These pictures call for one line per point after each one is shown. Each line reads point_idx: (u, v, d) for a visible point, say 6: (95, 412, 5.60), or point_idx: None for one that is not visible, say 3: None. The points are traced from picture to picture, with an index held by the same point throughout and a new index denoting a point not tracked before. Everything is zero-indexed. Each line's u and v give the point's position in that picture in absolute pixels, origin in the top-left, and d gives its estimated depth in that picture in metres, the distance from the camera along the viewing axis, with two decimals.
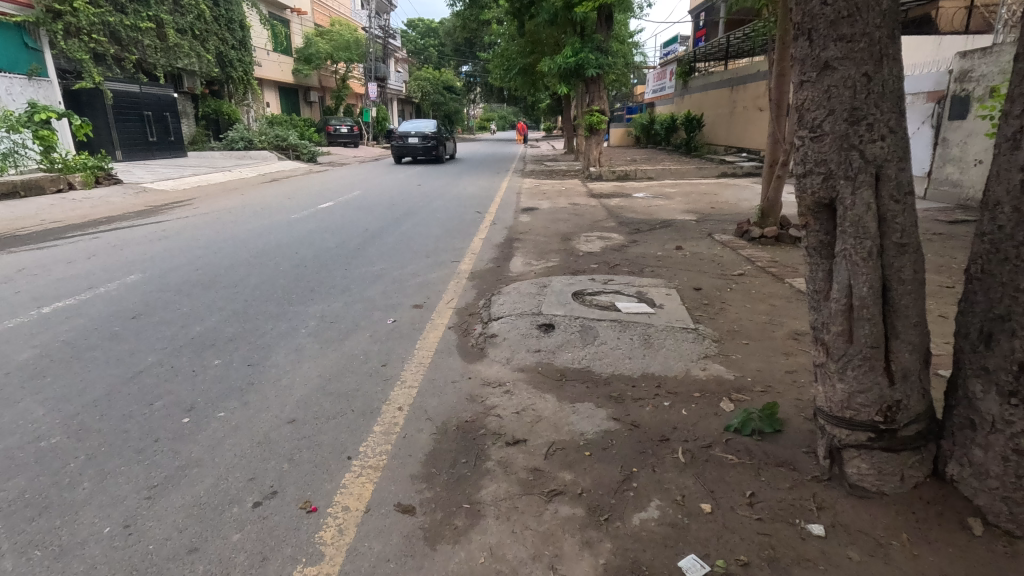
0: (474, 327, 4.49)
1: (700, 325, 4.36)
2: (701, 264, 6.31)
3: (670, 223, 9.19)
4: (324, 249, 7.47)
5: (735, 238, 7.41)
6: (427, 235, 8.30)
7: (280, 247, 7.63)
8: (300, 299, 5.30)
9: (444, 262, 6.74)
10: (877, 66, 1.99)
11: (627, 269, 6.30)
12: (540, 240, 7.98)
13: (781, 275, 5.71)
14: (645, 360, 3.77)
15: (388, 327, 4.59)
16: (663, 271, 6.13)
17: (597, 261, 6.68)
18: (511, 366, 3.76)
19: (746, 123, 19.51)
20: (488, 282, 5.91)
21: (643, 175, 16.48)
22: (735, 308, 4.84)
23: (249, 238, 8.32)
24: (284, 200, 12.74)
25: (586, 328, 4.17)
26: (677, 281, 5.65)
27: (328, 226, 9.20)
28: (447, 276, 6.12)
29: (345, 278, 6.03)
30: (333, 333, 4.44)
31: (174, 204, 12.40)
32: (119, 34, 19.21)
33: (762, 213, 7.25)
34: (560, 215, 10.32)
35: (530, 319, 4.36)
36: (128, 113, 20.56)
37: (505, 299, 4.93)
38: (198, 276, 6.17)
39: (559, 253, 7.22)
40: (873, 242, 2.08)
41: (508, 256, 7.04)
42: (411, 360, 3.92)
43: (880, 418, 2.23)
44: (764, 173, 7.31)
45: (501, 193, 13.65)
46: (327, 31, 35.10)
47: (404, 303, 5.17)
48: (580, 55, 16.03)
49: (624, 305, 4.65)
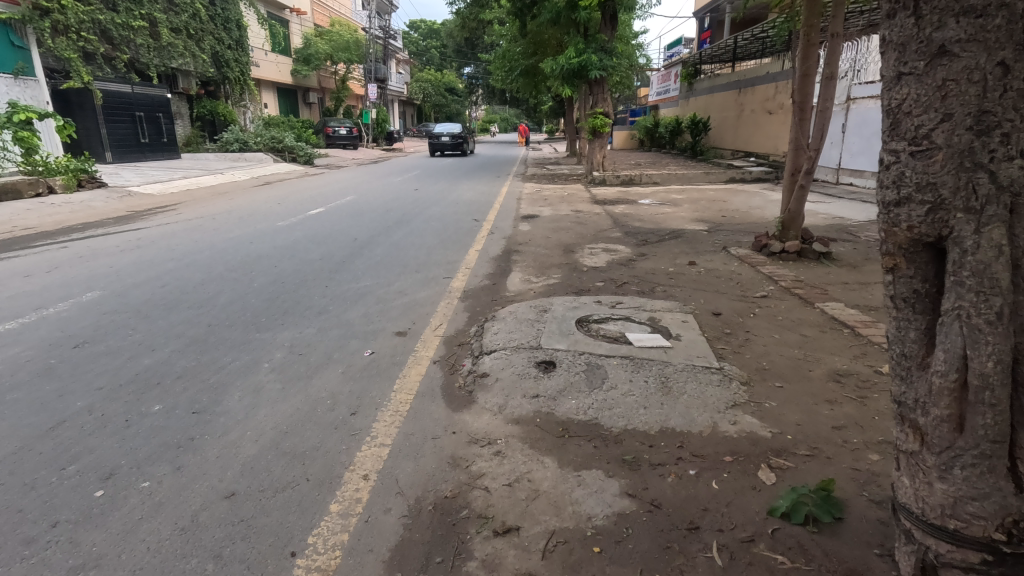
0: (463, 362, 3.89)
1: (725, 363, 3.75)
2: (718, 282, 5.73)
3: (680, 234, 8.61)
4: (306, 262, 6.88)
5: (753, 252, 6.80)
6: (420, 246, 7.71)
7: (258, 259, 7.04)
8: (270, 323, 4.71)
9: (435, 279, 6.15)
10: (1018, 52, 1.42)
11: (637, 288, 5.71)
12: (540, 253, 7.41)
13: (809, 297, 5.10)
14: (663, 410, 3.17)
15: (365, 360, 4.00)
16: (677, 290, 5.53)
17: (602, 279, 6.09)
18: (504, 417, 3.16)
19: (754, 126, 18.95)
20: (481, 303, 5.32)
21: (648, 180, 15.93)
22: (762, 338, 4.25)
23: (228, 248, 7.74)
24: (273, 205, 12.17)
25: (592, 366, 3.58)
26: (694, 304, 5.06)
27: (317, 235, 8.62)
28: (437, 295, 5.53)
29: (325, 297, 5.42)
30: (300, 368, 3.85)
31: (159, 209, 11.85)
32: (110, 32, 18.74)
33: (782, 226, 6.62)
34: (562, 223, 9.72)
35: (527, 354, 3.76)
36: (118, 113, 19.90)
37: (501, 326, 4.35)
38: (162, 293, 5.58)
39: (560, 268, 6.62)
40: (1003, 299, 1.49)
41: (505, 272, 6.44)
42: (386, 407, 3.32)
43: (1001, 537, 1.62)
44: (784, 183, 6.68)
45: (501, 199, 13.07)
46: (326, 31, 34.59)
47: (387, 329, 4.59)
48: (583, 56, 15.43)
49: (636, 337, 4.05)
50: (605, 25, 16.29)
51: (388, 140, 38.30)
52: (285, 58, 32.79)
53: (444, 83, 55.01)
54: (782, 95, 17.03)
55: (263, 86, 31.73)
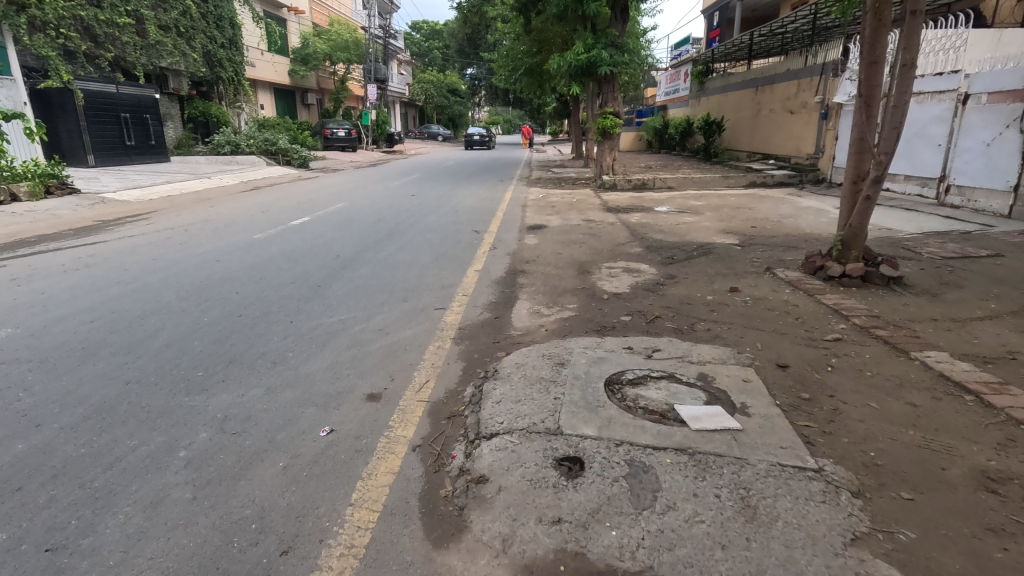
0: (451, 452, 2.81)
1: (821, 456, 2.66)
2: (773, 317, 4.66)
3: (709, 248, 7.53)
4: (274, 287, 5.82)
5: (805, 274, 5.70)
6: (411, 265, 6.67)
7: (218, 283, 5.99)
8: (208, 381, 3.63)
9: (425, 310, 5.07)
10: None
11: (673, 324, 4.63)
12: (551, 273, 6.38)
13: (896, 341, 4.01)
14: (752, 555, 2.07)
15: (318, 446, 2.91)
16: (724, 329, 4.46)
17: (627, 310, 5.02)
18: (510, 565, 2.08)
19: (772, 126, 17.83)
20: (481, 347, 4.23)
21: (662, 185, 14.91)
22: (856, 408, 3.16)
23: (188, 267, 6.69)
24: (256, 213, 11.13)
25: (637, 469, 2.49)
26: (752, 351, 3.99)
27: (296, 250, 7.58)
28: (427, 335, 4.48)
29: (287, 339, 4.37)
30: (227, 460, 2.77)
31: (129, 218, 10.83)
32: (92, 29, 17.80)
33: (843, 245, 5.50)
34: (573, 235, 8.64)
35: (542, 445, 2.68)
36: (102, 114, 18.76)
37: (506, 389, 3.29)
38: (86, 332, 4.53)
39: (575, 295, 5.55)
40: None
41: (510, 300, 5.37)
42: (335, 539, 2.24)
43: None
44: (842, 193, 5.60)
45: (504, 206, 11.99)
46: (325, 31, 33.70)
47: (357, 390, 3.53)
48: (592, 52, 14.33)
49: (691, 411, 2.95)
50: (614, 19, 15.20)
51: (388, 141, 37.15)
52: (282, 57, 31.79)
53: (445, 83, 53.88)
54: (806, 92, 15.82)
55: (259, 87, 30.72)
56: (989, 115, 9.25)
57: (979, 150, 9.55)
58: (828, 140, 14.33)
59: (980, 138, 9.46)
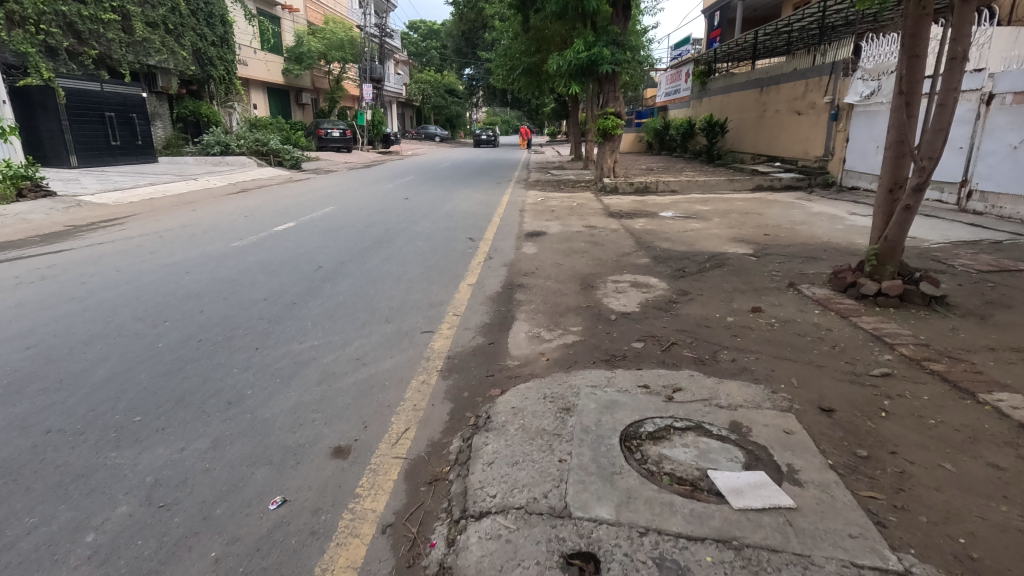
0: (431, 537, 2.23)
1: (902, 549, 2.08)
2: (807, 344, 4.10)
3: (721, 259, 6.98)
4: (243, 305, 5.22)
5: (834, 291, 5.13)
6: (397, 278, 6.10)
7: (182, 300, 5.39)
8: (144, 430, 3.03)
9: (410, 334, 4.49)
10: None
11: (692, 353, 4.06)
12: (552, 287, 5.82)
13: (957, 378, 3.44)
14: None
15: (264, 525, 2.32)
16: (751, 360, 3.88)
17: (638, 334, 4.44)
18: None
19: (778, 128, 17.27)
20: (471, 382, 3.65)
21: (665, 188, 14.39)
22: (928, 472, 2.59)
23: (152, 280, 6.10)
24: (238, 218, 10.52)
25: (669, 572, 1.92)
26: (789, 389, 3.42)
27: (275, 261, 6.99)
28: (410, 366, 3.90)
29: (249, 373, 3.77)
30: (145, 548, 2.18)
31: (102, 222, 10.22)
32: (75, 25, 17.26)
33: (877, 260, 4.94)
34: (574, 244, 8.06)
35: (545, 534, 2.10)
36: (86, 113, 18.02)
37: (501, 447, 2.71)
38: (15, 363, 3.93)
39: (578, 314, 4.97)
40: None
41: (507, 321, 4.79)
42: None
43: None
44: (876, 201, 5.04)
45: (501, 210, 11.44)
46: (320, 29, 33.13)
47: (322, 441, 2.94)
48: (593, 50, 13.77)
49: (729, 480, 2.38)
50: (616, 16, 14.63)
51: (385, 141, 36.53)
52: (275, 56, 31.21)
53: (443, 83, 53.29)
54: (814, 92, 15.22)
55: (252, 86, 30.09)
56: (1015, 116, 8.74)
57: (1004, 154, 9.01)
58: (839, 141, 13.77)
59: (1005, 140, 8.94)
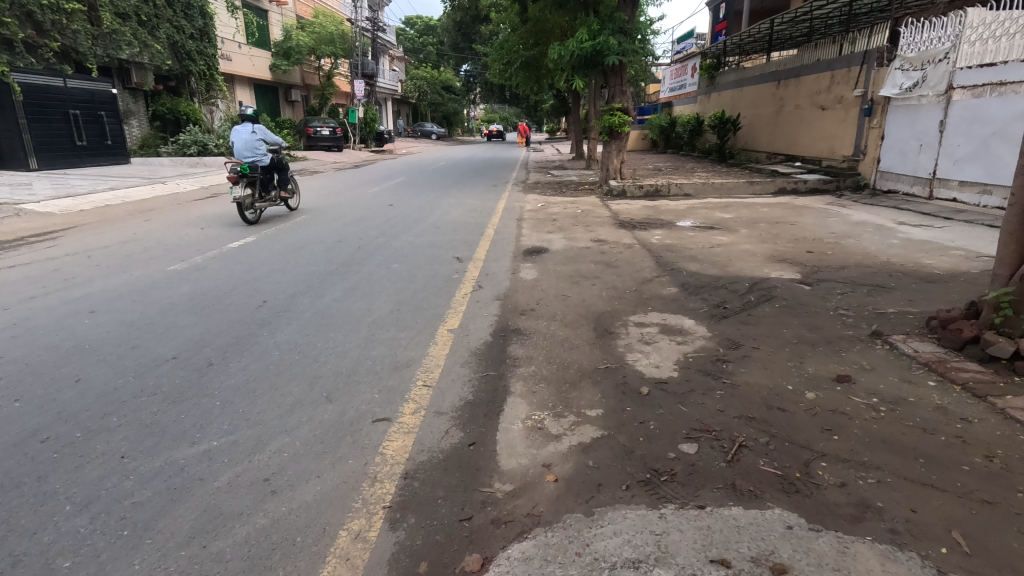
0: None
1: None
2: (946, 452, 2.71)
3: (767, 289, 5.58)
4: (138, 369, 3.83)
5: (946, 349, 3.73)
6: (357, 323, 4.70)
7: (57, 360, 3.99)
8: None
9: (355, 426, 3.10)
10: None
11: (776, 467, 2.66)
12: (558, 334, 4.45)
13: None
14: None
15: None
16: (874, 486, 2.49)
17: (686, 425, 3.04)
18: None
19: (799, 124, 15.84)
20: (434, 535, 2.28)
21: (677, 190, 13.02)
22: None
23: (38, 324, 4.72)
24: (194, 230, 9.14)
25: None
26: (959, 561, 2.05)
27: (212, 292, 5.62)
28: (343, 498, 2.51)
29: (85, 515, 2.39)
30: None
31: (33, 237, 8.81)
32: (34, 15, 15.83)
33: (1011, 308, 3.55)
34: (581, 265, 6.68)
35: None
36: (48, 111, 16.50)
37: None
38: None
39: (596, 384, 3.57)
40: None
41: (498, 400, 3.38)
42: None
43: None
44: (1007, 225, 3.72)
45: (496, 219, 10.07)
46: (309, 22, 31.61)
47: None
48: (598, 38, 12.33)
49: None
50: (624, 2, 13.23)
51: (378, 139, 34.79)
52: (262, 51, 29.74)
53: (439, 80, 51.99)
54: (841, 85, 13.73)
55: (237, 82, 28.61)
56: None
57: None
58: (873, 139, 12.37)
59: None
